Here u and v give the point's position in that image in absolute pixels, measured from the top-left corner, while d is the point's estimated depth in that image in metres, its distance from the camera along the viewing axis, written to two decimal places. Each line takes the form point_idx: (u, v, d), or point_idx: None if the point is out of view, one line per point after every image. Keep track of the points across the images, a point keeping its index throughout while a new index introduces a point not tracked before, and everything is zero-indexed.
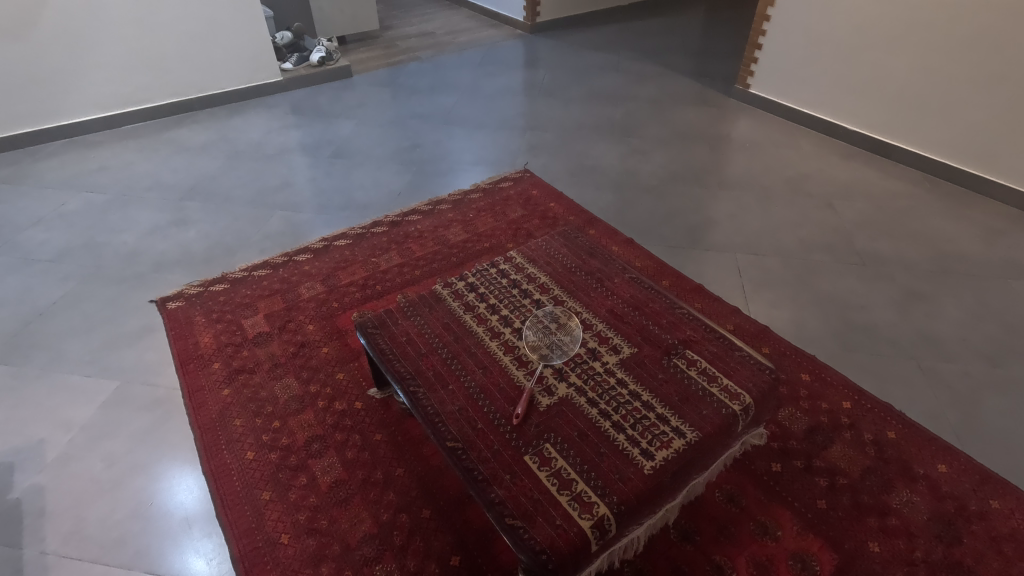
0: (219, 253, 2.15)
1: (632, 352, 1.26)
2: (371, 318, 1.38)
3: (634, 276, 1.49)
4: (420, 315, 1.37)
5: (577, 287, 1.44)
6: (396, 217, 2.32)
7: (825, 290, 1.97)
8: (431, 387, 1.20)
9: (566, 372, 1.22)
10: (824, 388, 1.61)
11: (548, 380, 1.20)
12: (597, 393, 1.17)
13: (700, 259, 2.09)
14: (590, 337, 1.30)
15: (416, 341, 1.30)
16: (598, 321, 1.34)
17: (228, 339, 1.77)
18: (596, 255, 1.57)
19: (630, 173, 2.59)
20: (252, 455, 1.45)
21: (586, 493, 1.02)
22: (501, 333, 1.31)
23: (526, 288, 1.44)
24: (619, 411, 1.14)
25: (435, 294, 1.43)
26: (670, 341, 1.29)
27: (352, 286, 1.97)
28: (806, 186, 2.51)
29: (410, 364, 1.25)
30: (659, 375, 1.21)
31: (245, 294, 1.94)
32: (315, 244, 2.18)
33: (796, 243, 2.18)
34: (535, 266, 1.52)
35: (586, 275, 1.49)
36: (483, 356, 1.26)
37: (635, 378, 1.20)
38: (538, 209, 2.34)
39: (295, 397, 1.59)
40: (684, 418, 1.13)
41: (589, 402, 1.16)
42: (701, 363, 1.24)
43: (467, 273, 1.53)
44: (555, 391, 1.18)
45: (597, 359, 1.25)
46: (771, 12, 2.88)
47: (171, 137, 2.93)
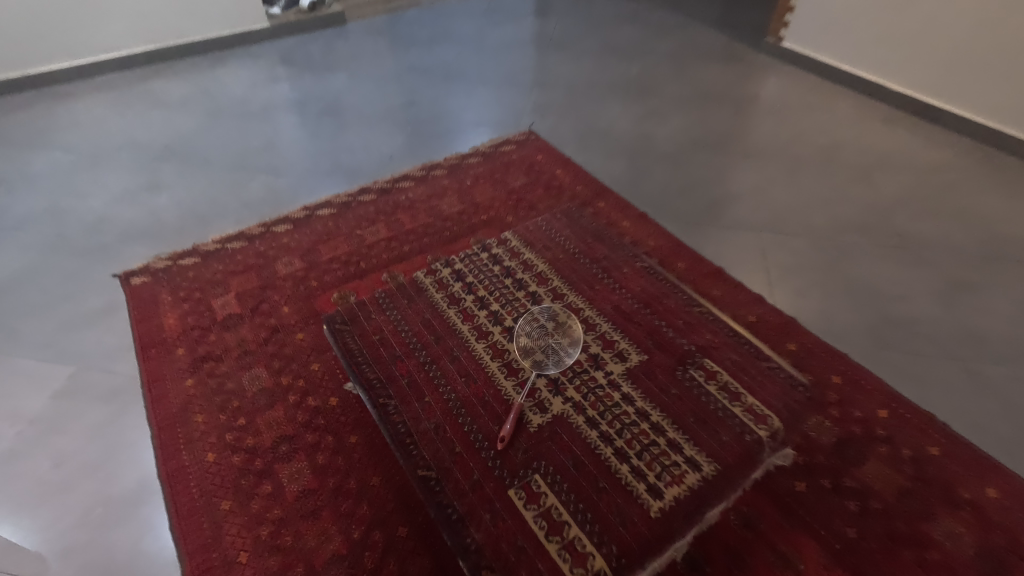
0: (191, 222, 1.96)
1: (641, 362, 1.09)
2: (344, 309, 1.21)
3: (645, 266, 1.33)
4: (397, 310, 1.20)
5: (579, 279, 1.28)
6: (387, 183, 2.11)
7: (860, 276, 1.75)
8: (404, 400, 1.04)
9: (563, 384, 1.05)
10: (856, 393, 1.42)
11: (541, 395, 1.04)
12: (598, 410, 1.01)
13: (720, 238, 1.88)
14: (593, 341, 1.14)
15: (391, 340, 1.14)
16: (603, 321, 1.17)
17: (195, 321, 1.61)
18: (602, 240, 1.41)
19: (646, 138, 2.34)
20: (213, 457, 1.30)
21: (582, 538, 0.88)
22: (489, 333, 1.15)
23: (521, 279, 1.28)
24: (621, 436, 0.98)
25: (415, 284, 1.25)
26: (685, 347, 1.11)
27: (333, 263, 1.79)
28: (842, 155, 2.25)
29: (382, 370, 1.08)
30: (672, 390, 1.04)
31: (217, 269, 1.77)
32: (296, 214, 1.99)
33: (829, 221, 1.95)
34: (532, 252, 1.34)
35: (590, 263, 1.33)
36: (466, 363, 1.09)
37: (643, 392, 1.03)
38: (542, 177, 2.11)
39: (265, 390, 1.44)
40: (700, 446, 0.95)
41: (587, 422, 1.00)
42: (723, 378, 1.06)
43: (454, 257, 1.35)
44: (549, 408, 1.02)
45: (599, 369, 1.08)
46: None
47: (149, 90, 2.70)
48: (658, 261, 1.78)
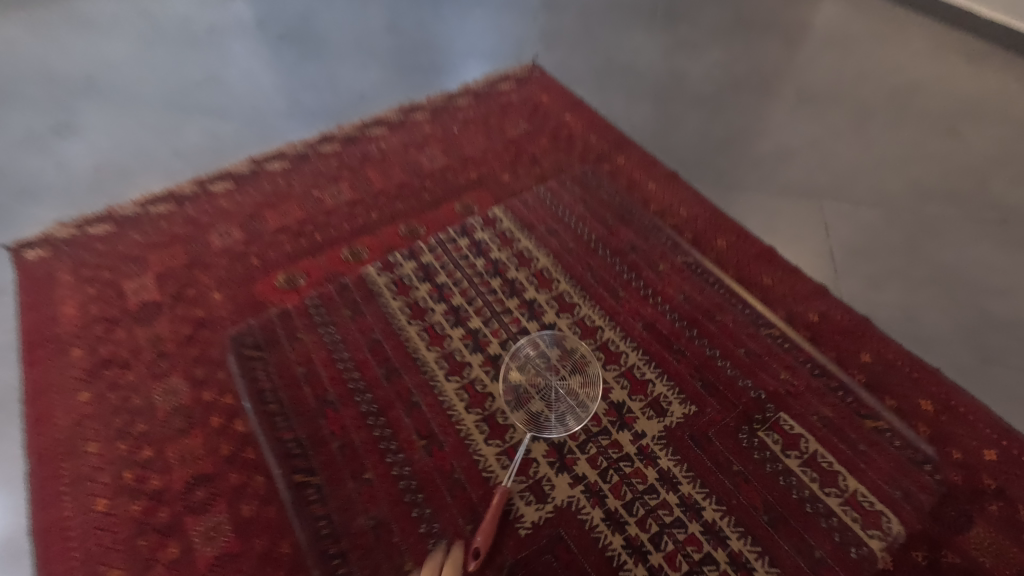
0: (108, 177, 1.57)
1: (688, 426, 1.04)
2: (259, 334, 1.19)
3: (687, 262, 1.27)
4: (341, 342, 1.17)
5: (596, 288, 1.23)
6: (355, 130, 1.70)
7: (950, 262, 1.37)
8: (333, 479, 1.00)
9: (573, 457, 1.01)
10: (954, 425, 1.08)
11: (542, 474, 1.00)
12: (624, 497, 0.97)
13: (770, 207, 1.49)
14: (620, 387, 1.09)
15: (320, 383, 1.11)
16: (630, 349, 1.14)
17: (99, 311, 1.26)
18: (630, 223, 1.36)
19: (676, 75, 1.90)
20: (105, 506, 0.99)
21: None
22: (466, 371, 1.12)
23: (515, 288, 1.23)
24: (661, 538, 0.94)
25: (379, 300, 1.22)
26: (750, 398, 1.07)
27: (281, 234, 1.42)
28: (920, 99, 1.82)
29: (308, 428, 1.06)
30: (734, 470, 1.00)
31: (134, 240, 1.40)
32: (240, 167, 1.59)
33: (906, 186, 1.55)
34: (541, 251, 1.30)
35: (611, 253, 1.29)
36: (424, 418, 1.06)
37: (691, 474, 0.99)
38: (548, 124, 1.69)
39: (180, 409, 1.10)
40: (772, 561, 0.92)
41: (610, 519, 0.95)
42: (812, 447, 1.02)
43: (433, 259, 1.29)
44: (551, 498, 0.98)
45: (627, 430, 1.04)
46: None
47: (73, 7, 2.22)
48: (693, 237, 1.40)
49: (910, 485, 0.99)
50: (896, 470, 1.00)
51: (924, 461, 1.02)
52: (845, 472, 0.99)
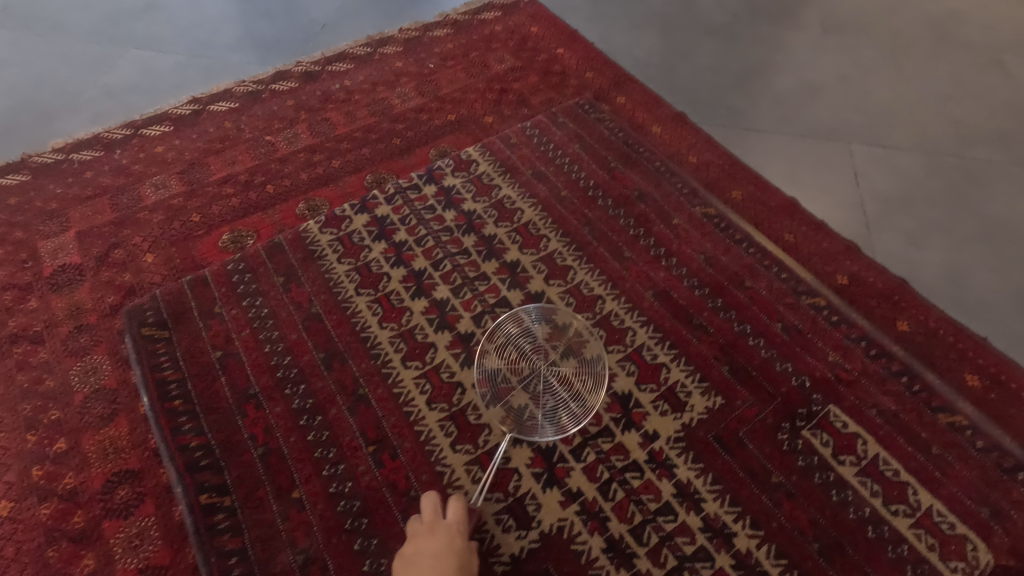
0: (25, 121, 1.35)
1: (714, 422, 0.88)
2: (166, 309, 0.99)
3: (708, 215, 1.10)
4: (270, 317, 0.98)
5: (595, 246, 1.05)
6: (315, 65, 1.48)
7: (999, 215, 1.20)
8: (250, 500, 0.83)
9: (564, 470, 0.85)
10: (1007, 404, 0.94)
11: (524, 490, 0.84)
12: (632, 519, 0.81)
13: (791, 152, 1.30)
14: (630, 376, 0.92)
15: (240, 371, 0.93)
16: (637, 326, 0.97)
17: (9, 278, 1.07)
18: (636, 166, 1.17)
19: (684, 2, 1.67)
20: (8, 510, 0.83)
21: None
22: (426, 353, 0.95)
23: (494, 249, 1.05)
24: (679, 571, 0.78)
25: (320, 263, 1.04)
26: (793, 385, 0.91)
27: (228, 185, 1.22)
28: (960, 29, 1.60)
29: (224, 433, 0.88)
30: (773, 479, 0.84)
31: (52, 193, 1.19)
32: (180, 108, 1.37)
33: (946, 127, 1.36)
34: (524, 202, 1.11)
35: (613, 206, 1.11)
36: (369, 414, 0.90)
37: (717, 488, 0.83)
38: (538, 57, 1.47)
39: (102, 392, 0.93)
40: None
41: (617, 549, 0.79)
42: (872, 452, 0.86)
43: (385, 217, 1.10)
44: (538, 520, 0.81)
45: (635, 430, 0.88)
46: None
47: None
48: (704, 187, 1.22)
49: (1001, 498, 0.82)
50: (981, 482, 0.83)
51: (1013, 467, 0.85)
52: (916, 483, 0.83)
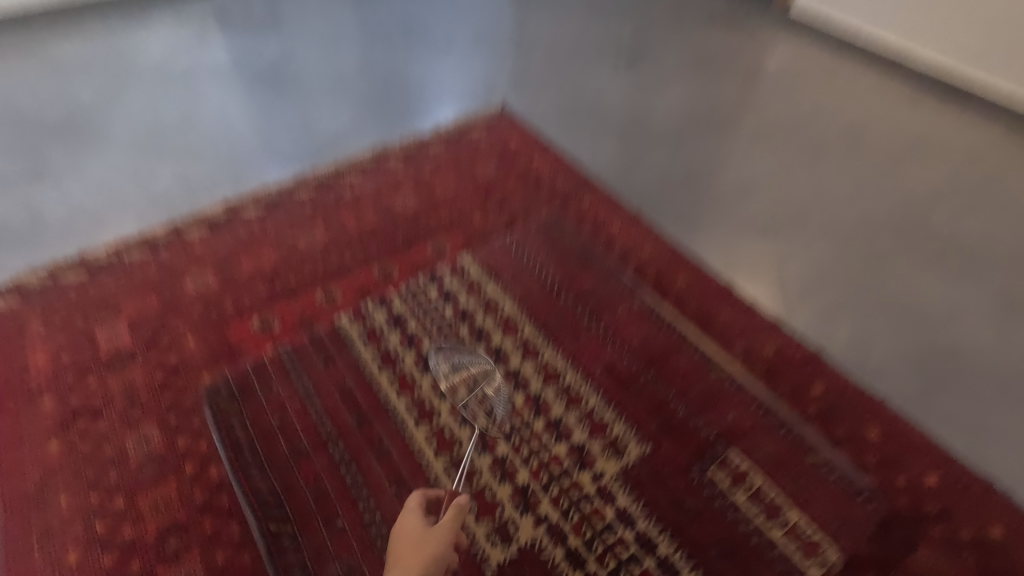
0: (80, 223, 1.58)
1: (643, 460, 1.09)
2: (235, 384, 1.20)
3: (645, 307, 1.32)
4: (310, 383, 1.20)
5: (561, 327, 1.29)
6: (329, 173, 1.74)
7: (899, 294, 1.45)
8: (306, 527, 1.02)
9: (537, 497, 1.05)
10: (901, 452, 1.15)
11: (506, 515, 1.03)
12: (585, 535, 1.01)
13: (727, 244, 1.57)
14: (583, 428, 1.13)
15: (292, 431, 1.14)
16: (591, 394, 1.18)
17: (71, 360, 1.26)
18: (590, 265, 1.41)
19: (639, 116, 1.99)
20: (75, 558, 0.99)
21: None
22: (433, 415, 1.16)
23: (484, 331, 1.29)
24: (618, 574, 0.98)
25: (343, 341, 1.27)
26: (704, 434, 1.13)
27: (256, 278, 1.44)
28: (866, 139, 1.94)
29: (280, 477, 1.08)
30: (687, 504, 1.05)
31: (107, 287, 1.41)
32: (214, 212, 1.62)
33: (855, 221, 1.65)
34: (504, 293, 1.36)
35: (573, 299, 1.34)
36: (395, 463, 1.10)
37: (647, 509, 1.04)
38: (517, 166, 1.76)
39: (153, 457, 1.11)
40: None
41: (571, 557, 0.99)
42: (757, 483, 1.07)
43: (402, 303, 1.35)
44: (515, 537, 1.01)
45: (587, 471, 1.08)
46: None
47: (44, 52, 2.23)
48: (655, 275, 1.47)
49: (850, 516, 1.05)
50: (837, 502, 1.06)
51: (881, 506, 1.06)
52: (790, 504, 1.05)
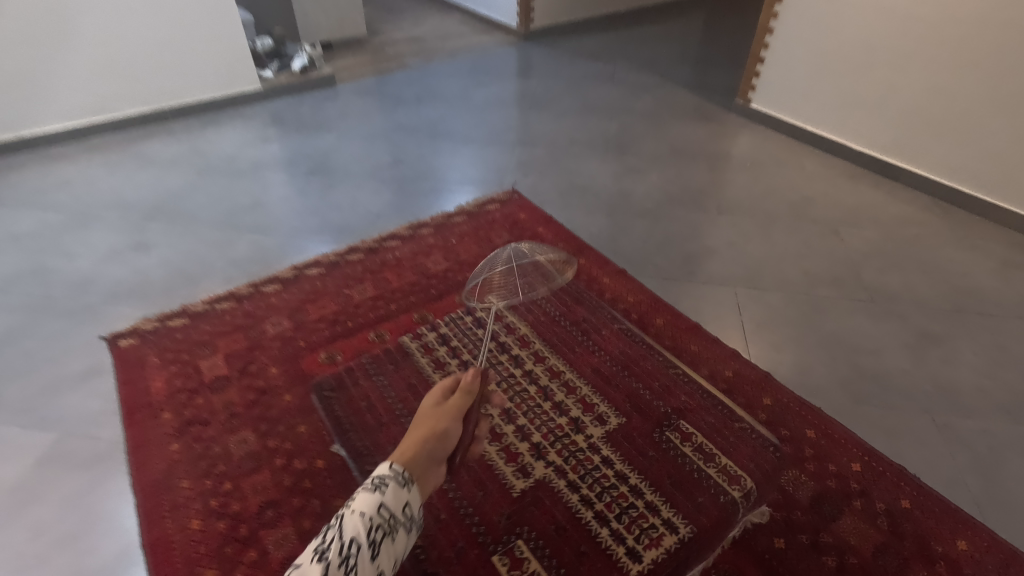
0: (179, 282, 1.98)
1: (620, 426, 1.34)
2: (334, 379, 1.54)
3: (624, 329, 1.62)
4: (385, 376, 1.57)
5: (563, 340, 1.59)
6: (374, 242, 2.16)
7: (834, 330, 1.81)
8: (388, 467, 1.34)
9: (545, 450, 1.31)
10: (831, 447, 1.46)
11: (524, 460, 1.29)
12: (580, 472, 1.26)
13: (696, 293, 1.95)
14: (576, 406, 1.40)
15: (378, 408, 1.48)
16: (584, 385, 1.45)
17: (182, 384, 1.62)
18: (582, 302, 1.72)
19: (624, 195, 2.44)
20: (198, 525, 1.30)
21: (379, 528, 0.72)
22: None
23: (506, 341, 1.58)
24: (603, 498, 1.21)
25: (404, 351, 1.65)
26: (661, 410, 1.36)
27: (321, 322, 1.82)
28: (811, 211, 2.36)
29: (366, 437, 1.41)
30: (648, 452, 1.27)
31: (205, 329, 1.79)
32: (284, 273, 2.02)
33: (800, 275, 2.03)
34: (516, 315, 1.67)
35: (570, 324, 1.64)
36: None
37: (621, 457, 1.27)
38: (526, 235, 2.18)
39: (251, 454, 1.44)
40: (676, 508, 1.15)
41: (569, 486, 1.24)
42: (699, 438, 1.27)
43: (449, 325, 1.75)
44: (531, 473, 1.27)
45: (581, 432, 1.34)
46: (778, 9, 2.70)
47: (139, 149, 2.74)
48: (638, 317, 1.83)
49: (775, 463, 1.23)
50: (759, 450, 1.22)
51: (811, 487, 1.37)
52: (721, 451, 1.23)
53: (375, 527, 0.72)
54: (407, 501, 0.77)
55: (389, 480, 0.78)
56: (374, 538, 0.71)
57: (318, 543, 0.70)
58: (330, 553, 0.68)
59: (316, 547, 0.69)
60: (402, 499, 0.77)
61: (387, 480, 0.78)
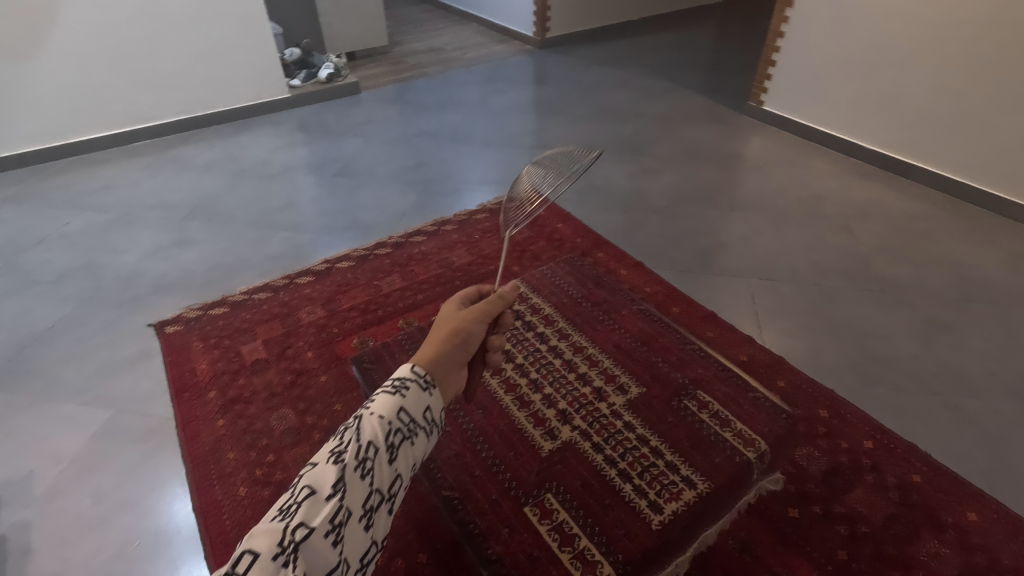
0: (219, 275, 2.10)
1: (640, 395, 1.46)
2: (371, 353, 1.64)
3: (642, 310, 1.75)
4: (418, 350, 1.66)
5: (584, 319, 1.72)
6: (400, 238, 2.27)
7: (845, 318, 1.87)
8: None
9: (572, 416, 1.42)
10: (843, 425, 1.52)
11: (552, 424, 1.40)
12: (604, 436, 1.37)
13: (711, 284, 2.02)
14: (600, 378, 1.52)
15: None
16: (606, 358, 1.58)
17: (225, 366, 1.73)
18: (601, 285, 1.87)
19: (639, 193, 2.52)
20: (244, 492, 1.40)
21: (399, 432, 0.75)
22: (503, 370, 1.54)
23: (532, 320, 1.70)
24: (625, 458, 1.32)
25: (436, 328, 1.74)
26: (680, 381, 1.49)
27: (352, 311, 1.92)
28: (822, 207, 2.42)
29: None
30: (668, 419, 1.39)
31: (244, 317, 1.90)
32: (317, 266, 2.13)
33: (812, 267, 2.09)
34: (540, 297, 1.80)
35: (592, 307, 1.77)
36: (481, 397, 1.48)
37: (643, 422, 1.39)
38: (545, 230, 2.27)
39: (291, 429, 1.54)
40: (695, 468, 1.27)
41: (594, 447, 1.34)
42: (716, 408, 1.40)
43: None
44: (558, 436, 1.37)
45: (605, 401, 1.45)
46: (789, 13, 2.79)
47: (177, 154, 2.89)
48: (654, 306, 1.91)
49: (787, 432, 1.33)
50: (771, 417, 1.35)
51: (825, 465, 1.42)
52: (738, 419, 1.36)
53: (394, 432, 0.74)
54: (427, 406, 0.80)
55: (410, 383, 0.80)
56: (393, 441, 0.74)
57: (334, 442, 0.71)
58: (347, 457, 0.69)
59: (333, 450, 0.70)
60: (423, 403, 0.80)
61: (410, 382, 0.80)
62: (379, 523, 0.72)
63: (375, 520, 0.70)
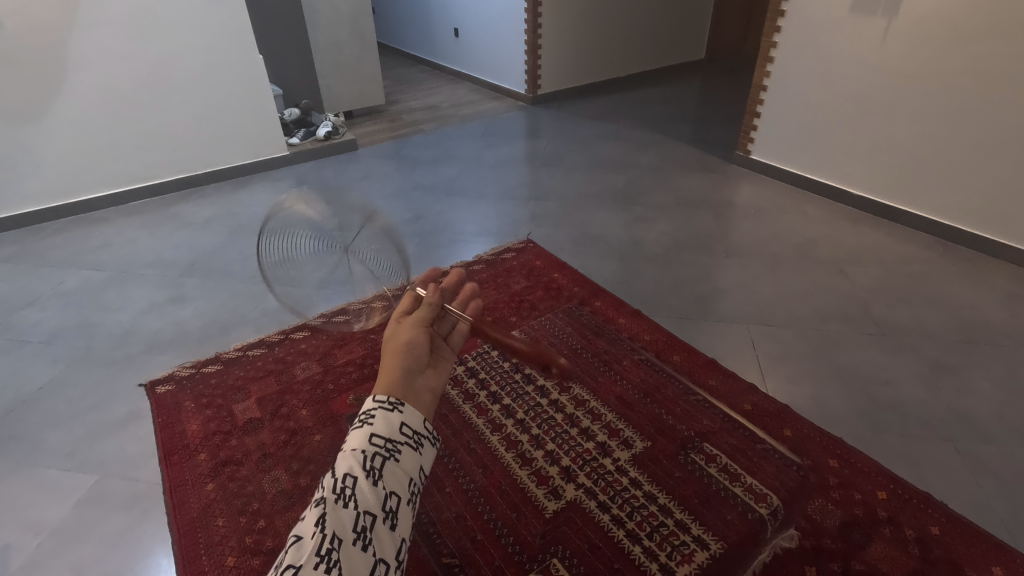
0: (213, 332, 2.07)
1: (645, 448, 1.43)
2: None
3: (642, 359, 1.73)
4: None
5: (585, 370, 1.69)
6: None
7: (848, 364, 1.84)
8: (426, 493, 1.34)
9: (575, 473, 1.38)
10: (855, 476, 1.47)
11: (555, 482, 1.36)
12: (610, 495, 1.32)
13: (710, 331, 2.00)
14: (603, 431, 1.48)
15: None
16: (608, 411, 1.54)
17: (217, 427, 1.67)
18: (599, 336, 1.85)
19: (634, 241, 2.55)
20: (232, 562, 1.33)
21: (377, 456, 0.62)
22: (501, 426, 1.50)
23: (530, 372, 1.68)
24: (633, 517, 1.27)
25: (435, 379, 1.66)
26: (685, 434, 1.47)
27: (348, 365, 1.89)
28: (816, 252, 2.44)
29: None
30: (676, 474, 1.37)
31: (239, 374, 1.86)
32: (313, 320, 2.11)
33: (811, 312, 2.08)
34: None
35: (592, 357, 1.75)
36: (481, 455, 1.44)
37: (650, 478, 1.35)
38: (542, 280, 2.27)
39: (284, 492, 1.48)
40: (706, 527, 1.25)
41: (600, 506, 1.30)
42: (723, 462, 1.39)
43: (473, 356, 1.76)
44: (563, 495, 1.33)
45: (608, 457, 1.41)
46: (770, 68, 2.92)
47: (175, 212, 2.91)
48: (655, 355, 1.89)
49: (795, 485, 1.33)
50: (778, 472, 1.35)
51: (846, 528, 1.33)
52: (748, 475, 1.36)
53: (368, 458, 0.61)
54: (399, 422, 0.65)
55: (374, 408, 0.66)
56: (373, 465, 0.62)
57: None
58: (323, 495, 0.59)
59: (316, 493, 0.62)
60: (394, 421, 0.65)
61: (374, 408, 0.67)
62: (383, 541, 0.60)
63: (377, 538, 0.59)
